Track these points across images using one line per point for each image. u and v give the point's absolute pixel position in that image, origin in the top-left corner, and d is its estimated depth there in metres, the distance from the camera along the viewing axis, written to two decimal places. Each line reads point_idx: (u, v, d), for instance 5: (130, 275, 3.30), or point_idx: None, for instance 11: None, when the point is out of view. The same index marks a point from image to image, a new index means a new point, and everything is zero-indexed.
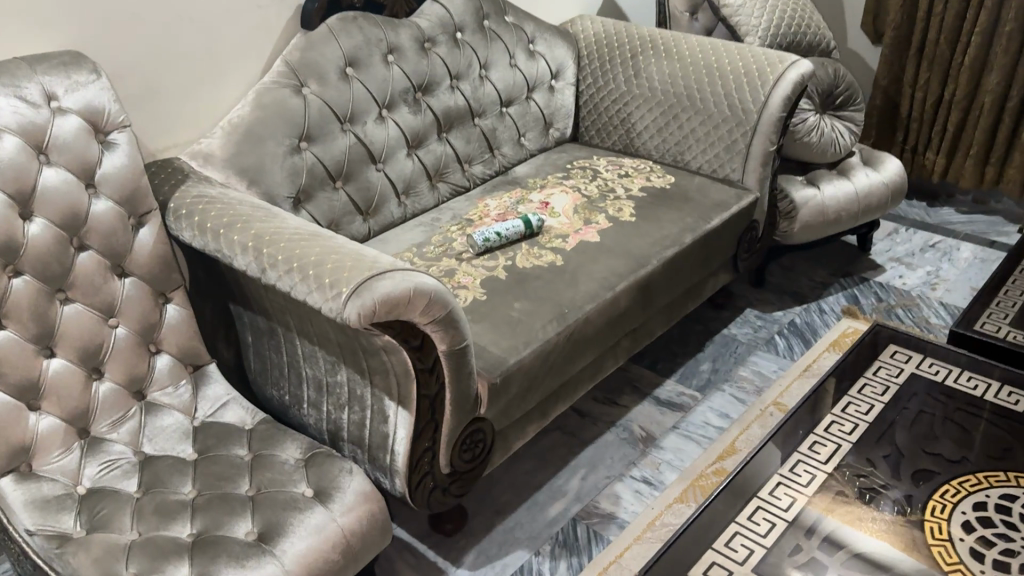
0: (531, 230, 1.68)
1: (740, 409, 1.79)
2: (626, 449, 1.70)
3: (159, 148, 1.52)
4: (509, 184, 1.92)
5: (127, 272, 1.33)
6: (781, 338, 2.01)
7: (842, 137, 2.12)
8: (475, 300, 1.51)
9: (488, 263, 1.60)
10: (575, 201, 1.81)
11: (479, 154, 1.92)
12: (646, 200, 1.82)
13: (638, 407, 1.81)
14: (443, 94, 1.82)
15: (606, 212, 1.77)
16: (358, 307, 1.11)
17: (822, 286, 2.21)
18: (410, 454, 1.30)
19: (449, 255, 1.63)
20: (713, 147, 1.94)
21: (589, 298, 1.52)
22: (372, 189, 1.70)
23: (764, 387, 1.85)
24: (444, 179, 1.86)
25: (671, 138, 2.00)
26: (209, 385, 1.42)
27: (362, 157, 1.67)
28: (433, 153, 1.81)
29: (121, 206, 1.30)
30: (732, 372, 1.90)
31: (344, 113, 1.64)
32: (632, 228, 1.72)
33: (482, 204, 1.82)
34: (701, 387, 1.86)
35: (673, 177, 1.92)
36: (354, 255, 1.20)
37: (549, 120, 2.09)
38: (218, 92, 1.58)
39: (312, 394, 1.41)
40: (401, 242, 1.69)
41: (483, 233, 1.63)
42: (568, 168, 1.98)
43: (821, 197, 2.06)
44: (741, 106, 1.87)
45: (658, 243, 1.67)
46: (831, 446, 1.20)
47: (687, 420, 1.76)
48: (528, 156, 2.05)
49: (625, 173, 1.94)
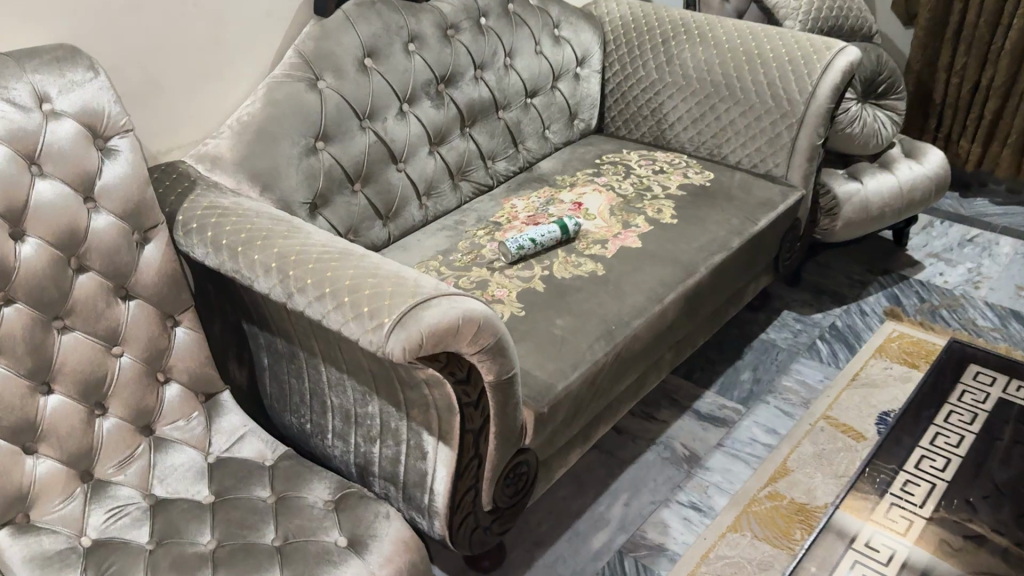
0: (567, 236, 1.55)
1: (787, 424, 1.68)
2: (670, 470, 1.58)
3: (161, 150, 1.38)
4: (537, 181, 1.78)
5: (132, 294, 1.19)
6: (823, 344, 1.90)
7: (884, 127, 1.99)
8: (513, 315, 1.37)
9: (523, 273, 1.47)
10: (610, 201, 1.68)
11: (503, 150, 1.78)
12: (686, 199, 1.69)
13: (678, 422, 1.69)
14: (467, 85, 1.67)
15: (645, 214, 1.63)
16: (402, 341, 0.98)
17: (860, 284, 2.10)
18: (451, 495, 1.17)
19: (478, 264, 1.50)
20: (754, 141, 1.80)
21: (637, 312, 1.39)
22: (393, 192, 1.56)
23: (811, 399, 1.74)
24: (467, 177, 1.72)
25: (706, 130, 1.87)
26: (223, 416, 1.28)
27: (382, 157, 1.53)
28: (456, 150, 1.67)
29: (124, 220, 1.16)
30: (774, 382, 1.79)
31: (363, 109, 1.50)
32: (675, 231, 1.59)
33: (509, 205, 1.69)
34: (744, 399, 1.74)
35: (712, 173, 1.79)
36: (393, 279, 1.06)
37: (575, 111, 1.95)
38: (224, 88, 1.43)
39: (338, 424, 1.27)
40: (424, 248, 1.56)
41: (516, 240, 1.49)
42: (598, 164, 1.84)
43: (863, 193, 1.94)
44: (785, 97, 1.74)
45: (705, 249, 1.55)
46: (925, 486, 1.09)
47: (732, 437, 1.65)
48: (553, 150, 1.91)
49: (660, 169, 1.81)
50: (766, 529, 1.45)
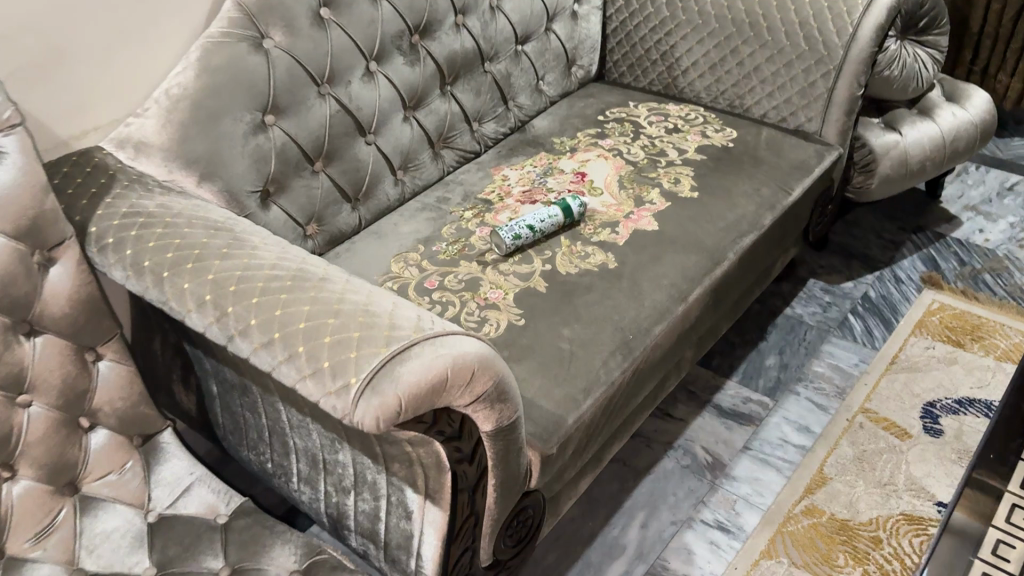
0: (570, 219, 1.31)
1: (822, 421, 1.49)
2: (692, 482, 1.39)
3: (73, 134, 1.12)
4: (531, 145, 1.53)
5: (37, 329, 0.94)
6: (856, 319, 1.69)
7: (925, 68, 1.72)
8: (510, 326, 1.15)
9: (520, 268, 1.24)
10: (619, 170, 1.43)
11: (491, 108, 1.52)
12: (706, 164, 1.45)
13: (698, 421, 1.49)
14: (447, 35, 1.39)
15: (660, 186, 1.39)
16: (374, 410, 0.75)
17: (892, 246, 1.88)
18: (442, 562, 0.97)
19: (466, 258, 1.27)
20: (783, 91, 1.55)
21: (658, 316, 1.17)
22: (362, 169, 1.32)
23: (846, 389, 1.54)
24: (449, 145, 1.46)
25: (726, 78, 1.61)
26: (164, 463, 1.07)
27: (347, 129, 1.28)
28: (435, 113, 1.41)
29: (19, 239, 0.90)
30: (804, 368, 1.59)
31: (321, 72, 1.23)
32: (697, 207, 1.35)
33: (500, 177, 1.45)
34: (771, 391, 1.54)
35: (734, 130, 1.55)
36: (362, 317, 0.83)
37: (572, 57, 1.68)
38: (148, 53, 1.16)
39: (304, 469, 1.06)
40: (401, 236, 1.33)
41: (511, 228, 1.25)
42: (601, 121, 1.59)
43: (901, 146, 1.70)
44: (820, 40, 1.48)
45: (732, 229, 1.32)
46: (1021, 548, 0.95)
47: (760, 439, 1.46)
48: (548, 104, 1.65)
49: (673, 127, 1.56)
50: (805, 554, 1.27)
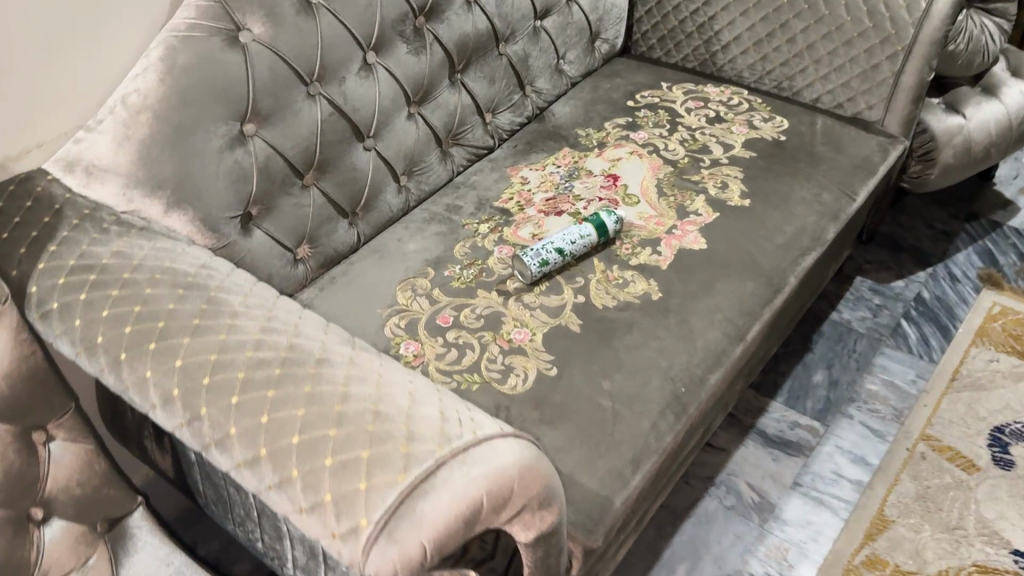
0: (605, 237, 1.12)
1: (879, 451, 1.33)
2: (737, 526, 1.24)
3: (10, 154, 0.92)
4: (552, 137, 1.34)
5: None
6: (909, 326, 1.53)
7: (992, 41, 1.50)
8: (541, 377, 0.98)
9: (549, 301, 1.06)
10: (656, 171, 1.24)
11: (507, 97, 1.32)
12: (756, 164, 1.26)
13: (741, 451, 1.34)
14: (457, 15, 1.18)
15: (705, 192, 1.21)
16: (391, 561, 0.59)
17: (944, 237, 1.70)
18: None
19: (485, 286, 1.09)
20: (840, 74, 1.35)
21: (712, 361, 1.00)
22: (360, 179, 1.13)
23: (904, 411, 1.39)
24: (459, 142, 1.27)
25: (774, 57, 1.41)
26: (131, 557, 0.91)
27: (342, 135, 1.08)
28: (444, 108, 1.21)
29: None
30: (855, 385, 1.43)
31: (310, 68, 1.03)
32: (749, 219, 1.17)
33: (519, 180, 1.26)
34: (820, 414, 1.39)
35: (785, 120, 1.35)
36: (371, 424, 0.65)
37: (596, 30, 1.47)
38: (98, 50, 0.95)
39: (302, 557, 0.89)
40: (407, 257, 1.14)
41: (536, 252, 1.07)
42: (631, 108, 1.39)
43: (966, 131, 1.51)
44: (888, 16, 1.27)
45: (791, 247, 1.14)
46: None
47: (811, 473, 1.31)
48: (569, 86, 1.45)
49: (714, 116, 1.36)
50: None
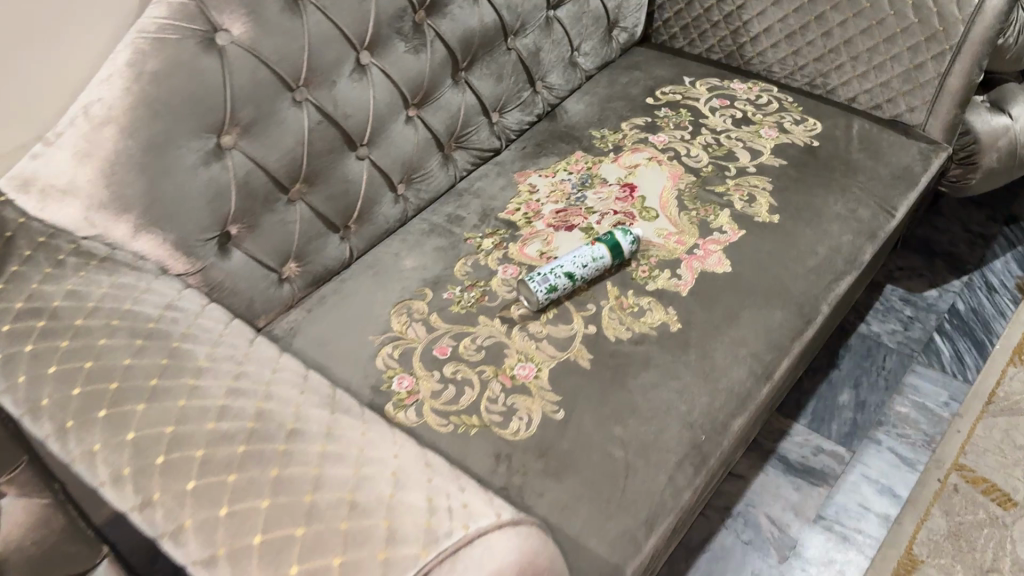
0: (620, 259, 1.03)
1: (909, 481, 1.24)
2: (755, 562, 1.16)
3: None
4: (565, 138, 1.24)
5: None
6: (943, 341, 1.43)
7: None
8: (547, 420, 0.89)
9: (557, 331, 0.97)
10: (677, 182, 1.14)
11: (515, 94, 1.21)
12: (786, 173, 1.15)
13: (760, 479, 1.26)
14: (461, 8, 1.08)
15: (730, 206, 1.11)
16: None
17: (981, 241, 1.59)
18: None
19: (487, 312, 0.99)
20: (880, 73, 1.23)
21: (735, 404, 0.91)
22: (352, 191, 1.03)
23: (936, 436, 1.29)
24: (462, 145, 1.17)
25: (807, 51, 1.29)
26: None
27: (332, 144, 0.98)
28: (446, 110, 1.11)
29: None
30: (884, 407, 1.34)
31: (296, 73, 0.93)
32: (779, 238, 1.07)
33: (528, 187, 1.16)
34: (847, 438, 1.30)
35: (818, 122, 1.24)
36: (346, 519, 0.56)
37: (614, 18, 1.36)
38: (59, 53, 0.85)
39: None
40: (404, 274, 1.05)
41: (544, 277, 0.97)
42: (650, 106, 1.29)
43: (1011, 134, 1.38)
44: (935, 11, 1.15)
45: (824, 272, 1.04)
46: None
47: (835, 504, 1.22)
48: (584, 80, 1.34)
49: (741, 117, 1.25)
50: None
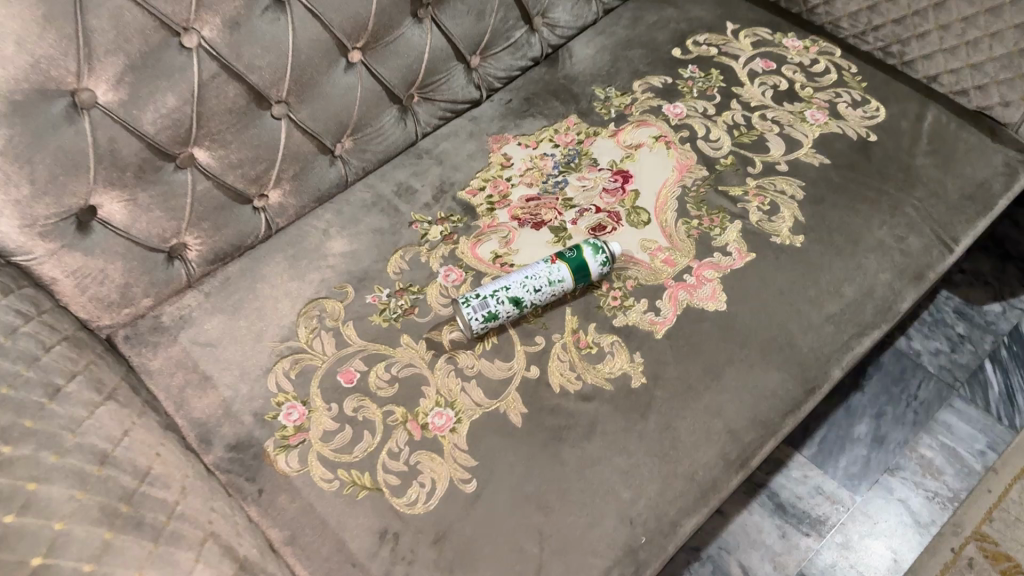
0: (586, 280, 0.82)
1: (916, 546, 1.06)
2: None
3: None
4: (561, 94, 1.00)
5: None
6: (994, 372, 1.20)
7: None
8: (453, 492, 0.72)
9: (491, 369, 0.78)
10: (683, 175, 0.91)
11: (504, 34, 0.98)
12: (826, 178, 0.91)
13: (742, 517, 1.09)
14: None
15: (744, 218, 0.88)
16: None
17: None
18: None
19: (413, 330, 0.81)
20: (973, 51, 0.95)
21: (691, 497, 0.73)
22: (268, 156, 0.83)
23: (960, 494, 1.10)
24: (429, 97, 0.95)
25: (887, 8, 0.99)
26: None
27: (236, 102, 0.78)
28: (403, 56, 0.89)
29: None
30: (907, 447, 1.14)
31: (182, 11, 0.71)
32: (796, 269, 0.84)
33: (501, 157, 0.94)
34: (853, 480, 1.11)
35: (882, 107, 0.98)
36: None
37: None
38: None
39: None
40: (326, 261, 0.86)
41: (482, 303, 0.78)
42: (676, 60, 1.03)
43: None
44: None
45: (845, 323, 0.82)
46: None
47: (824, 562, 1.05)
48: (601, 13, 1.09)
49: (786, 89, 1.00)
50: None
